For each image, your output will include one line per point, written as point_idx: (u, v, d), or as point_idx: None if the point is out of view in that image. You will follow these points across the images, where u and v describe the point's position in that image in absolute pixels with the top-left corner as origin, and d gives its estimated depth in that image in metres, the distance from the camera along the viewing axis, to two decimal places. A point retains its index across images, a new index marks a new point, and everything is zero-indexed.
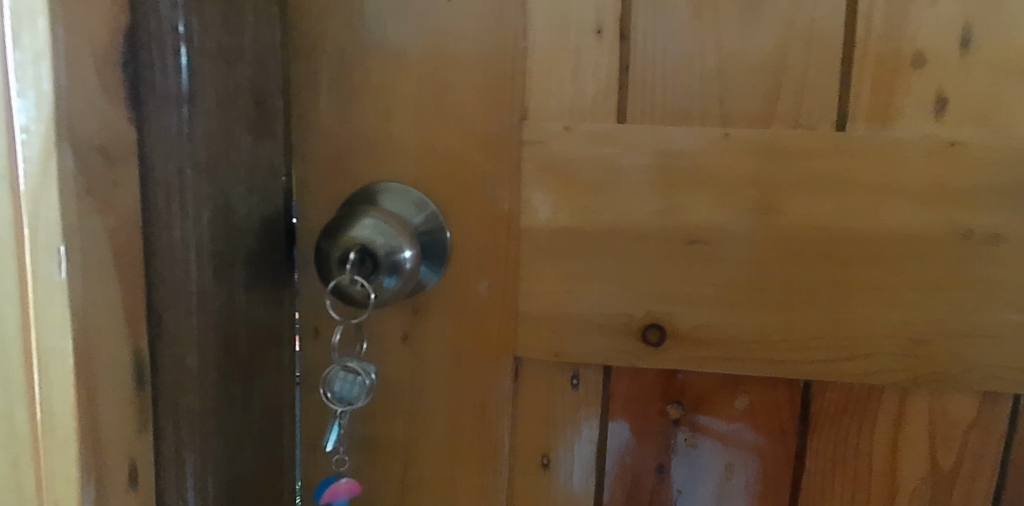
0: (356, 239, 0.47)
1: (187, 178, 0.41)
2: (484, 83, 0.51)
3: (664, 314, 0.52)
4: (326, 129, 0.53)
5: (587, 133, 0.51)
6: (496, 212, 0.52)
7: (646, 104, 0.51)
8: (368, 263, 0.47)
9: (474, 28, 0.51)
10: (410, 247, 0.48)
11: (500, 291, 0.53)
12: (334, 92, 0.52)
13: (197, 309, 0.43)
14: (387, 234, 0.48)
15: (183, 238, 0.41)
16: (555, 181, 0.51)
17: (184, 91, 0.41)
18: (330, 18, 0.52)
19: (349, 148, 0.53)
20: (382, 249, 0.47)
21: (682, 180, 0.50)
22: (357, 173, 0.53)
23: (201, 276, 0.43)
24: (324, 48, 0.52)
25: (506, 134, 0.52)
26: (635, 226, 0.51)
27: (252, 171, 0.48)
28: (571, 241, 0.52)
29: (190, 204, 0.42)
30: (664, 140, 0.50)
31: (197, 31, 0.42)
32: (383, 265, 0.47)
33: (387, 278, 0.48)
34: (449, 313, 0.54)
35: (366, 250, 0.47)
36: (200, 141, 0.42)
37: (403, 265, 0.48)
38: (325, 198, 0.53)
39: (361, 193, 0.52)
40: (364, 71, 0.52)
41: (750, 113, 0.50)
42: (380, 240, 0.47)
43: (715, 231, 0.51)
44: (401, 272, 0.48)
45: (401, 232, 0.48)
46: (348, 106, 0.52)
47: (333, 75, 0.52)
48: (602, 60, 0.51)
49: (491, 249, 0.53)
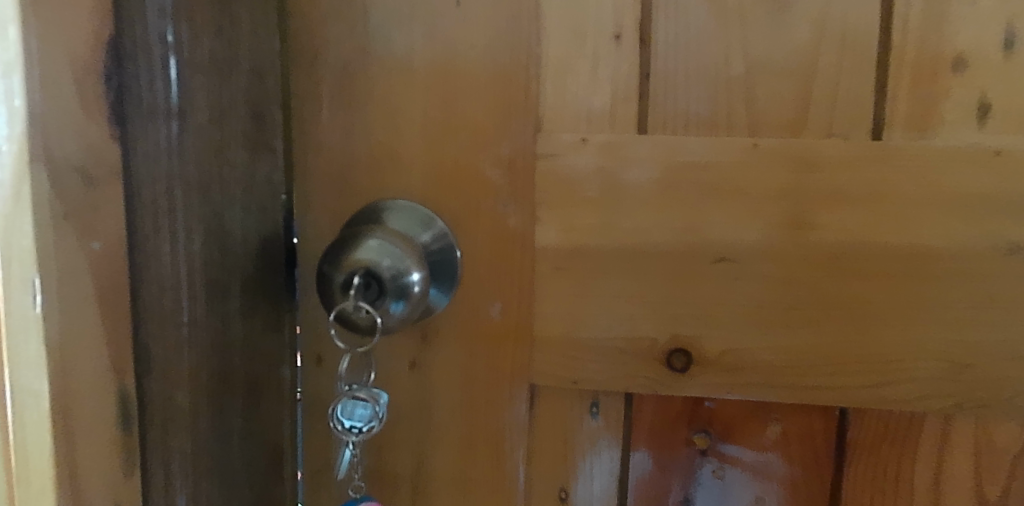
0: (359, 261, 0.44)
1: (177, 200, 0.38)
2: (495, 93, 0.48)
3: (690, 337, 0.48)
4: (329, 144, 0.50)
5: (606, 144, 0.48)
6: (510, 230, 0.49)
7: (668, 112, 0.48)
8: (373, 288, 0.44)
9: (483, 35, 0.48)
10: (416, 269, 0.45)
11: (514, 314, 0.50)
12: (337, 104, 0.49)
13: (187, 344, 0.39)
14: (392, 256, 0.45)
15: (172, 268, 0.37)
16: (572, 197, 0.48)
17: (174, 104, 0.37)
18: (332, 27, 0.49)
19: (353, 163, 0.50)
20: (387, 272, 0.44)
21: (707, 194, 0.47)
22: (362, 190, 0.50)
23: (193, 309, 0.39)
24: (327, 58, 0.49)
25: (518, 147, 0.49)
26: (657, 243, 0.48)
27: (248, 190, 0.45)
28: (589, 259, 0.48)
29: (181, 227, 0.38)
30: (688, 151, 0.47)
31: (188, 39, 0.38)
32: (389, 288, 0.44)
33: (394, 303, 0.45)
34: (460, 337, 0.50)
35: (370, 274, 0.44)
36: (193, 159, 0.39)
37: (410, 290, 0.45)
38: (328, 216, 0.50)
39: (366, 212, 0.49)
40: (368, 83, 0.49)
41: (780, 121, 0.47)
42: (386, 262, 0.44)
43: (744, 248, 0.47)
44: (408, 296, 0.45)
45: (407, 252, 0.45)
46: (351, 119, 0.49)
47: (336, 86, 0.49)
48: (621, 67, 0.48)
49: (504, 269, 0.50)
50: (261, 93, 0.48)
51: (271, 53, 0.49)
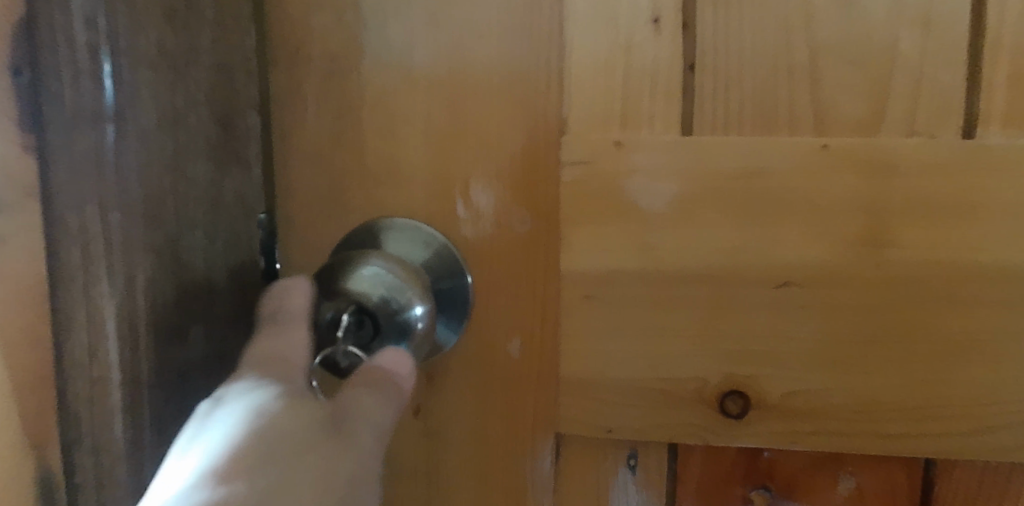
0: (348, 295, 0.37)
1: (114, 225, 0.31)
2: (510, 90, 0.41)
3: (746, 377, 0.41)
4: (317, 154, 0.43)
5: (641, 149, 0.40)
6: (529, 252, 0.42)
7: (717, 109, 0.40)
8: (367, 326, 0.38)
9: (496, 20, 0.40)
10: (419, 304, 0.38)
11: (536, 350, 0.43)
12: (324, 108, 0.42)
13: (130, 405, 0.33)
14: (390, 286, 0.38)
15: (105, 309, 0.32)
16: (605, 212, 0.40)
17: (107, 108, 0.31)
18: (319, 16, 0.42)
19: (346, 176, 0.43)
20: (384, 308, 0.37)
21: (768, 207, 0.39)
22: (358, 207, 0.43)
23: (135, 360, 0.33)
24: (311, 53, 0.42)
25: (538, 154, 0.41)
26: (704, 266, 0.40)
27: (215, 213, 0.38)
28: (624, 285, 0.41)
29: (120, 259, 0.32)
30: (743, 156, 0.39)
31: (127, 28, 0.31)
32: (387, 326, 0.37)
33: (395, 344, 0.38)
34: (473, 380, 0.43)
35: (362, 310, 0.37)
36: (137, 177, 0.32)
37: (413, 329, 0.38)
38: (319, 238, 0.44)
39: (361, 233, 0.43)
40: (364, 81, 0.42)
41: (853, 118, 0.39)
42: (382, 294, 0.37)
43: (810, 270, 0.40)
44: (412, 335, 0.38)
45: (409, 283, 0.38)
46: (344, 125, 0.42)
47: (323, 87, 0.42)
48: (660, 57, 0.40)
49: (523, 298, 0.42)
50: (231, 98, 0.40)
51: (247, 47, 0.42)
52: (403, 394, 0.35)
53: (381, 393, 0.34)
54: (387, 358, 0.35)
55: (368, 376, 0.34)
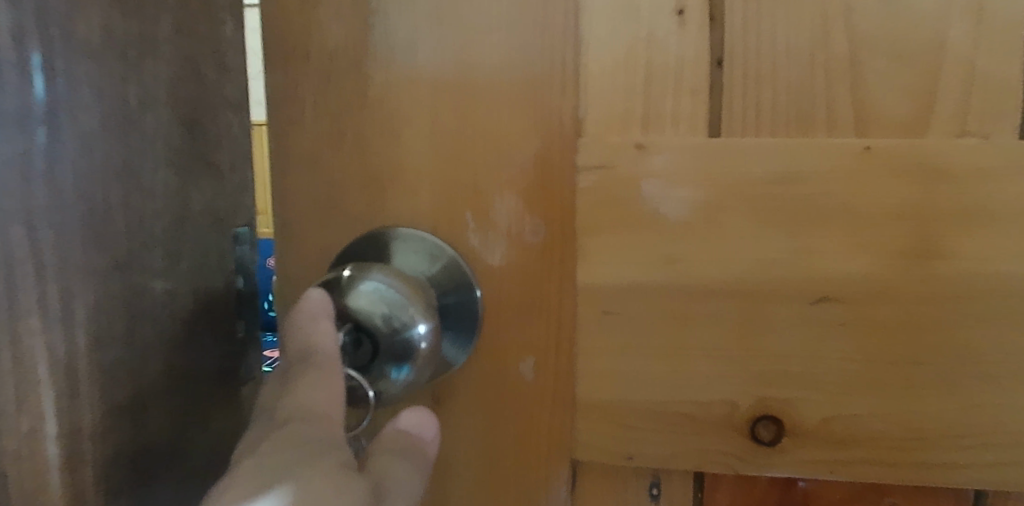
0: (344, 308, 0.35)
1: (42, 233, 0.29)
2: (522, 90, 0.38)
3: (779, 402, 0.37)
4: (316, 160, 0.40)
5: (664, 152, 0.37)
6: (543, 265, 0.39)
7: (748, 109, 0.37)
8: (365, 342, 0.35)
9: (506, 15, 0.37)
10: (420, 322, 0.35)
11: (550, 371, 0.39)
12: (323, 111, 0.40)
13: (66, 426, 0.31)
14: (388, 302, 0.35)
15: (38, 324, 0.30)
16: (625, 222, 0.37)
17: (37, 105, 0.29)
18: (317, 12, 0.39)
19: (346, 184, 0.40)
20: (382, 324, 0.35)
21: (803, 216, 0.36)
22: (359, 218, 0.40)
23: (73, 377, 0.31)
24: (310, 52, 0.40)
25: (552, 159, 0.38)
26: (734, 280, 0.37)
27: (179, 223, 0.38)
28: (646, 301, 0.38)
29: (53, 269, 0.30)
30: (776, 160, 0.36)
31: (59, 16, 0.30)
32: (385, 345, 0.35)
33: (394, 365, 0.35)
34: (482, 403, 0.40)
35: (359, 325, 0.35)
36: (75, 184, 0.31)
37: (414, 349, 0.35)
38: (320, 250, 0.41)
39: (362, 246, 0.40)
40: (365, 81, 0.39)
41: (898, 118, 0.36)
42: (380, 309, 0.35)
43: (851, 285, 0.36)
44: (413, 356, 0.35)
45: (410, 299, 0.35)
46: (345, 128, 0.40)
47: (322, 88, 0.40)
48: (685, 51, 0.37)
49: (536, 314, 0.39)
50: (201, 102, 0.39)
51: (220, 49, 0.41)
52: (429, 457, 0.36)
53: (412, 457, 0.34)
54: (412, 419, 0.36)
55: (396, 442, 0.35)
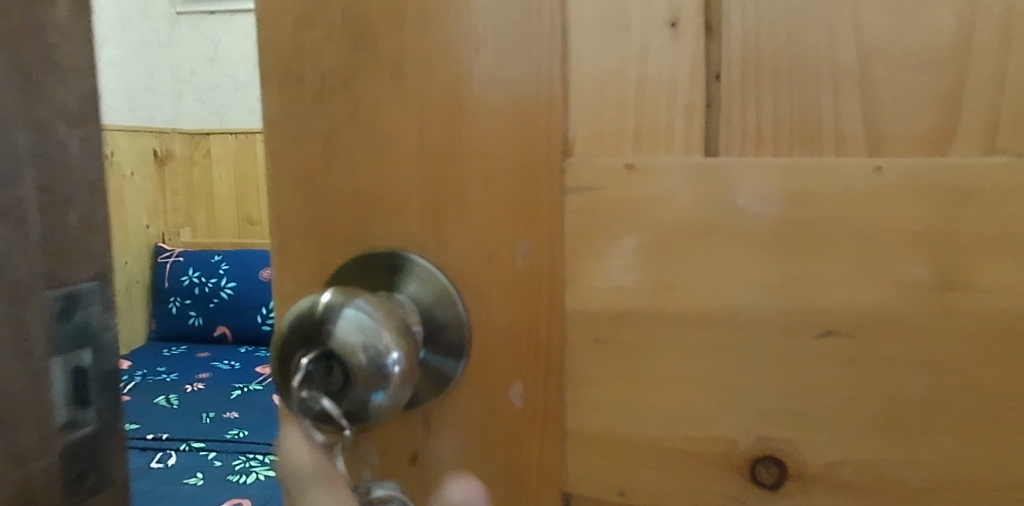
0: (313, 333, 0.34)
1: None
2: (509, 108, 0.36)
3: (781, 441, 0.34)
4: (307, 181, 0.40)
5: (655, 173, 0.35)
6: (532, 290, 0.37)
7: (747, 126, 0.34)
8: (336, 367, 0.34)
9: (492, 31, 0.36)
10: (389, 346, 0.34)
11: (541, 399, 0.37)
12: (313, 131, 0.39)
13: None
14: (355, 328, 0.34)
15: None
16: (615, 246, 0.35)
17: None
18: (306, 32, 0.39)
19: (337, 205, 0.40)
20: (351, 350, 0.33)
21: (807, 242, 0.33)
22: (350, 240, 0.40)
23: None
24: (299, 73, 0.39)
25: (539, 179, 0.36)
26: (731, 310, 0.34)
27: None
28: (638, 329, 0.36)
29: None
30: (776, 181, 0.33)
31: None
32: (355, 370, 0.33)
33: (366, 388, 0.34)
34: (472, 430, 0.39)
35: (329, 350, 0.34)
36: None
37: (384, 373, 0.34)
38: (314, 271, 0.41)
39: (352, 268, 0.39)
40: (353, 101, 0.38)
41: (918, 135, 0.32)
42: (349, 336, 0.33)
43: (861, 317, 0.33)
44: (384, 380, 0.34)
45: (379, 323, 0.34)
46: (336, 148, 0.39)
47: (312, 109, 0.39)
48: (678, 65, 0.34)
49: (525, 341, 0.37)
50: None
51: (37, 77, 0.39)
52: None
53: None
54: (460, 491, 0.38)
55: None
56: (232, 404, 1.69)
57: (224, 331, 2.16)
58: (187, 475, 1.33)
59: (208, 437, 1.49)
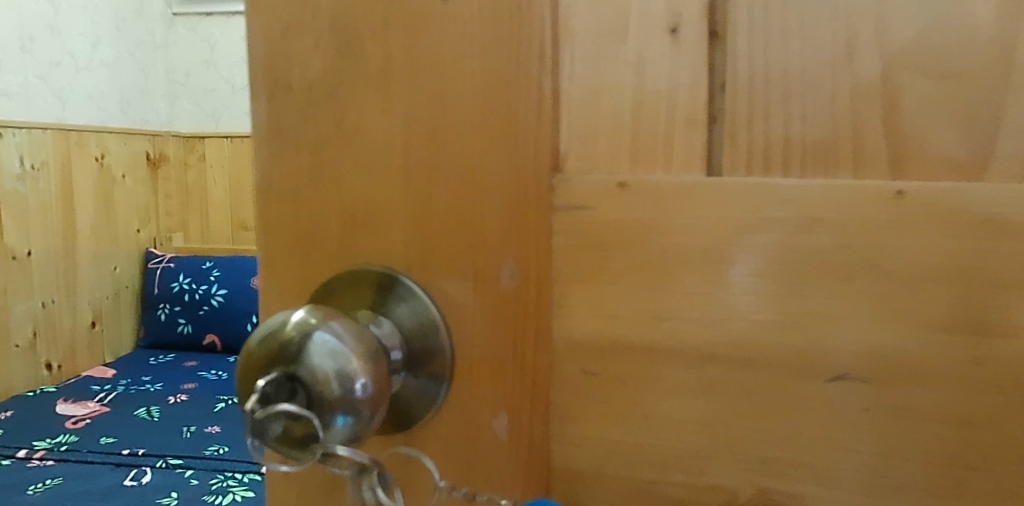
0: (272, 353, 0.30)
1: None
2: (492, 115, 0.33)
3: (787, 492, 0.31)
4: (282, 191, 0.37)
5: (652, 192, 0.31)
6: (518, 316, 0.34)
7: (755, 142, 0.30)
8: (296, 390, 0.30)
9: (471, 31, 0.33)
10: (356, 365, 0.30)
11: (527, 434, 0.34)
12: (288, 138, 0.36)
13: None
14: (320, 343, 0.30)
15: None
16: (608, 271, 0.32)
17: None
18: (281, 32, 0.36)
19: (312, 217, 0.37)
20: (314, 369, 0.30)
21: (818, 274, 0.29)
22: (326, 255, 0.37)
23: None
24: (274, 75, 0.36)
25: (525, 195, 0.33)
26: (735, 345, 0.31)
27: None
28: (632, 363, 0.32)
29: None
30: (787, 204, 0.30)
31: None
32: (318, 394, 0.30)
33: (331, 413, 0.30)
34: (452, 466, 0.35)
35: (289, 371, 0.30)
36: None
37: (351, 394, 0.30)
38: (288, 287, 0.38)
39: (331, 285, 0.36)
40: (329, 105, 0.36)
41: (950, 157, 0.28)
42: (312, 356, 0.30)
43: (878, 360, 0.29)
44: (351, 406, 0.30)
45: (346, 339, 0.31)
46: (311, 156, 0.36)
47: (287, 115, 0.36)
48: (679, 74, 0.31)
49: (510, 371, 0.34)
50: None
51: None
52: None
53: None
54: None
55: None
56: (215, 419, 1.65)
57: (213, 340, 2.15)
58: (162, 494, 1.30)
59: (188, 454, 1.46)
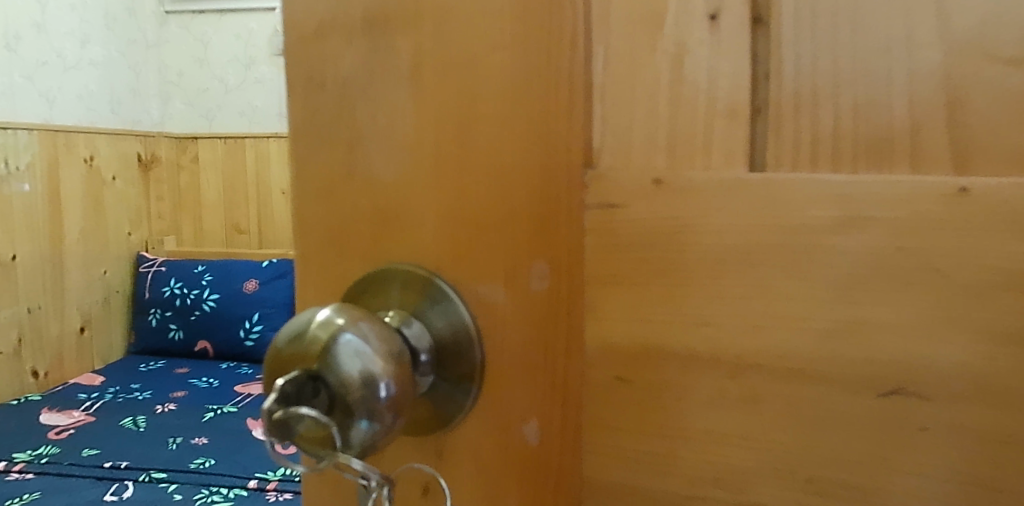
0: (296, 351, 0.29)
1: None
2: (519, 107, 0.31)
3: None
4: (310, 187, 0.36)
5: (690, 189, 0.29)
6: (549, 317, 0.32)
7: (802, 136, 0.28)
8: (320, 390, 0.29)
9: (501, 19, 0.31)
10: (382, 366, 0.29)
11: (557, 442, 0.32)
12: (313, 133, 0.35)
13: None
14: (345, 343, 0.28)
15: None
16: (642, 273, 0.30)
17: None
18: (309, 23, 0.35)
19: (338, 215, 0.36)
20: (337, 372, 0.28)
21: (872, 277, 0.27)
22: (353, 253, 0.35)
23: None
24: (300, 69, 0.35)
25: (555, 191, 0.31)
26: (780, 353, 0.29)
27: None
28: (668, 371, 0.30)
29: None
30: (836, 202, 0.28)
31: None
32: (341, 396, 0.28)
33: (353, 417, 0.28)
34: (483, 470, 0.34)
35: (312, 371, 0.28)
36: None
37: (373, 400, 0.28)
38: (317, 287, 0.37)
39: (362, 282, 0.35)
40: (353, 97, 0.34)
41: (1018, 151, 0.26)
42: (335, 357, 0.28)
43: (936, 370, 0.27)
44: (372, 411, 0.28)
45: (372, 340, 0.29)
46: (336, 152, 0.35)
47: (312, 110, 0.35)
48: (720, 63, 0.29)
49: (541, 374, 0.32)
50: None
51: None
52: None
53: None
54: None
55: None
56: (205, 429, 1.62)
57: (206, 346, 2.11)
58: None
59: (172, 468, 1.42)
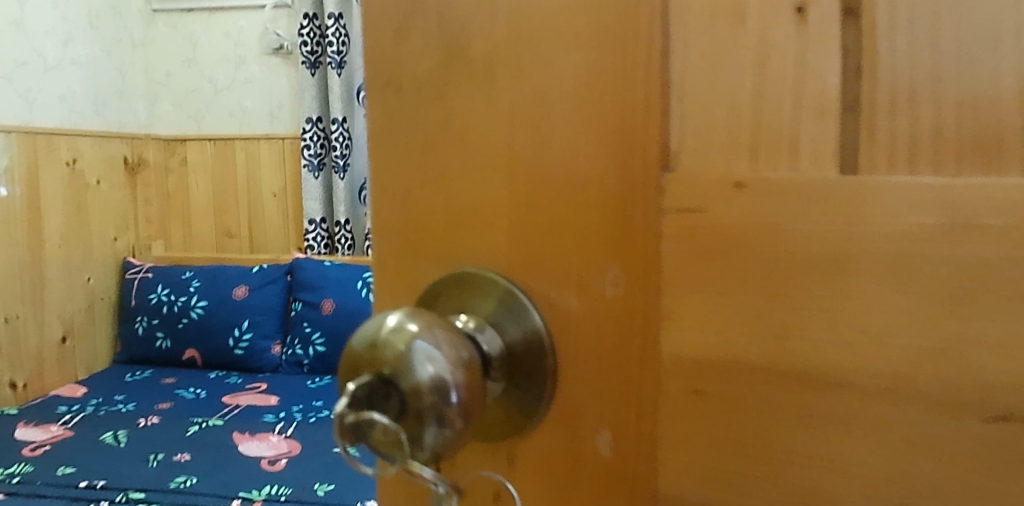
0: (367, 354, 0.28)
1: None
2: (597, 107, 0.30)
3: None
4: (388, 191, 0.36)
5: (775, 192, 0.28)
6: (621, 322, 0.31)
7: (898, 136, 0.26)
8: (391, 394, 0.27)
9: (577, 18, 0.30)
10: (454, 372, 0.27)
11: (629, 453, 0.31)
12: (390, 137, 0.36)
13: None
14: (415, 348, 0.27)
15: None
16: (721, 279, 0.29)
17: None
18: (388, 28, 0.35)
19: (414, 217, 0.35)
20: (407, 378, 0.27)
21: (976, 289, 0.25)
22: (429, 256, 0.35)
23: None
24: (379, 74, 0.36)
25: (630, 193, 0.30)
26: (872, 368, 0.27)
27: None
28: (749, 384, 0.29)
29: None
30: (934, 207, 0.26)
31: None
32: (411, 402, 0.27)
33: (422, 425, 0.27)
34: (554, 478, 0.33)
35: (384, 375, 0.27)
36: None
37: (444, 407, 0.27)
38: (393, 290, 0.37)
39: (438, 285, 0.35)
40: (431, 98, 0.34)
41: None
42: (405, 362, 0.27)
43: None
44: (441, 419, 0.27)
45: (443, 347, 0.27)
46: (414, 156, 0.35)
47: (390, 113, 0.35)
48: (807, 59, 0.27)
49: (613, 381, 0.31)
50: None
51: None
52: None
53: None
54: None
55: None
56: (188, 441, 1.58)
57: (192, 353, 2.07)
58: None
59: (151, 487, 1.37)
